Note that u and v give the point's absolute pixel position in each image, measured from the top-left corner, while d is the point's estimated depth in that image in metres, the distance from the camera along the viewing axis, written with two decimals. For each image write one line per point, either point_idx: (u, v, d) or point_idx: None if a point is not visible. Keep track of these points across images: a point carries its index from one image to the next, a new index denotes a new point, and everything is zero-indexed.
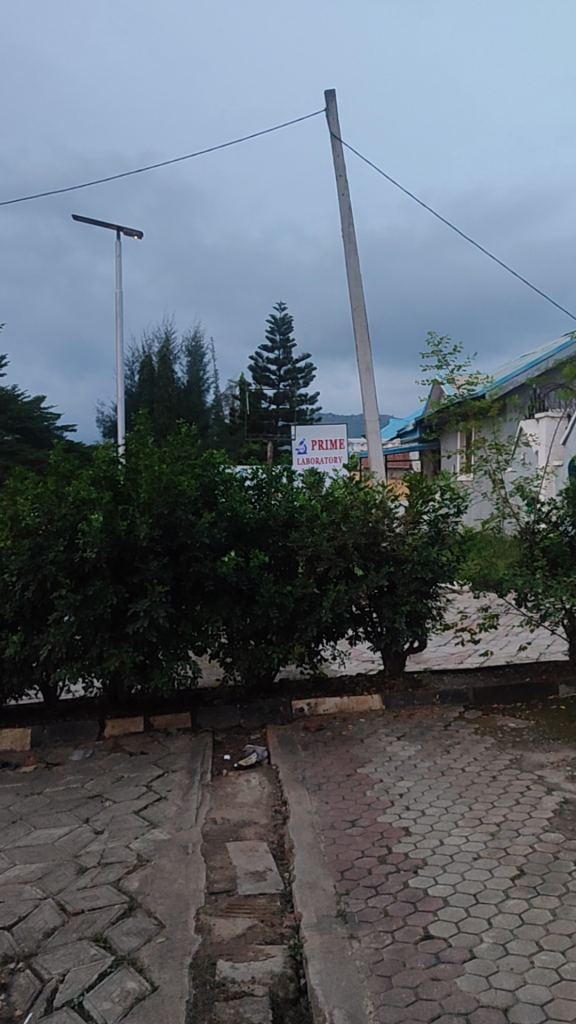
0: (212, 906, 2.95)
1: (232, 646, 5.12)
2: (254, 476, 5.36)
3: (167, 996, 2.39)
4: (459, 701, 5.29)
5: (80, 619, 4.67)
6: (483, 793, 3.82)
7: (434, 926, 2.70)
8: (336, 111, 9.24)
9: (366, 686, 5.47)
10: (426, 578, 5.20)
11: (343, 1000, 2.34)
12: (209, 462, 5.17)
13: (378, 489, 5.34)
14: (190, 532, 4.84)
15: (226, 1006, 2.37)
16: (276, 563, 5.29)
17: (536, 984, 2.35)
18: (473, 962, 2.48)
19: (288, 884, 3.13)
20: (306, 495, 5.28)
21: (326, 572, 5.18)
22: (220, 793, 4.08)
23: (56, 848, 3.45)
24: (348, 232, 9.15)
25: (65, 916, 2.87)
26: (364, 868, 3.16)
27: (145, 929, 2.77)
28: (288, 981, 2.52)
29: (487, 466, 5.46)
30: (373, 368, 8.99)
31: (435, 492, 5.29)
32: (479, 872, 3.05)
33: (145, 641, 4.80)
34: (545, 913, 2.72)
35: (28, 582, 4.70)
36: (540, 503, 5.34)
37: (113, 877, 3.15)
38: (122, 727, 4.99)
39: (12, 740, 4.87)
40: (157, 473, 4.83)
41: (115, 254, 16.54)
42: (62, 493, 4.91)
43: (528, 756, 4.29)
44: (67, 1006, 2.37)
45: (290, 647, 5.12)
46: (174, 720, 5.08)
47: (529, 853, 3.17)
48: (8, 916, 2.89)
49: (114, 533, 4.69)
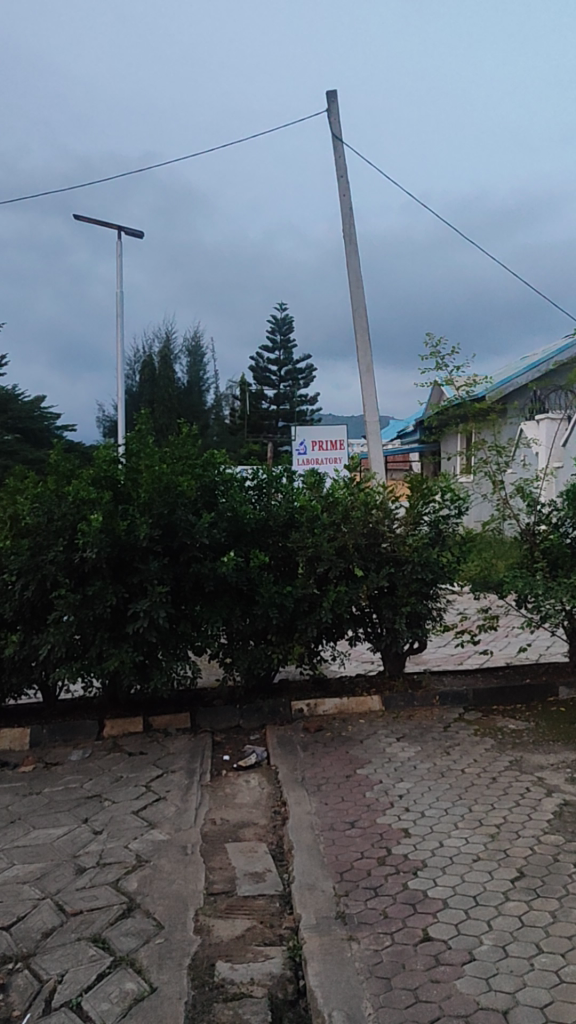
0: (211, 906, 2.95)
1: (232, 646, 5.12)
2: (255, 477, 5.35)
3: (166, 996, 2.39)
4: (459, 702, 5.29)
5: (79, 619, 4.66)
6: (482, 794, 3.82)
7: (433, 928, 2.70)
8: (338, 111, 9.24)
9: (366, 687, 5.48)
10: (426, 579, 5.19)
11: (343, 1002, 2.34)
12: (210, 462, 5.16)
13: (378, 489, 5.35)
14: (190, 533, 4.83)
15: (225, 1006, 2.36)
16: (276, 564, 5.28)
17: (536, 986, 2.34)
18: (473, 964, 2.47)
19: (287, 884, 3.13)
20: (306, 495, 5.28)
21: (326, 573, 5.16)
22: (219, 793, 4.08)
23: (55, 848, 3.44)
24: (349, 233, 9.15)
25: (64, 916, 2.86)
26: (364, 869, 3.15)
27: (144, 929, 2.77)
28: (287, 981, 2.51)
29: (487, 467, 5.42)
30: (374, 368, 8.98)
31: (436, 493, 5.30)
32: (479, 874, 3.04)
33: (145, 642, 4.80)
34: (545, 915, 2.72)
35: (28, 582, 4.70)
36: (540, 503, 5.35)
37: (112, 877, 3.14)
38: (122, 727, 4.98)
39: (11, 740, 4.86)
40: (157, 473, 4.82)
41: (115, 253, 16.52)
42: (62, 493, 4.86)
43: (528, 757, 4.29)
44: (66, 1007, 2.36)
45: (290, 647, 5.11)
46: (174, 719, 5.08)
47: (528, 855, 3.17)
48: (7, 916, 2.88)
49: (114, 532, 4.68)
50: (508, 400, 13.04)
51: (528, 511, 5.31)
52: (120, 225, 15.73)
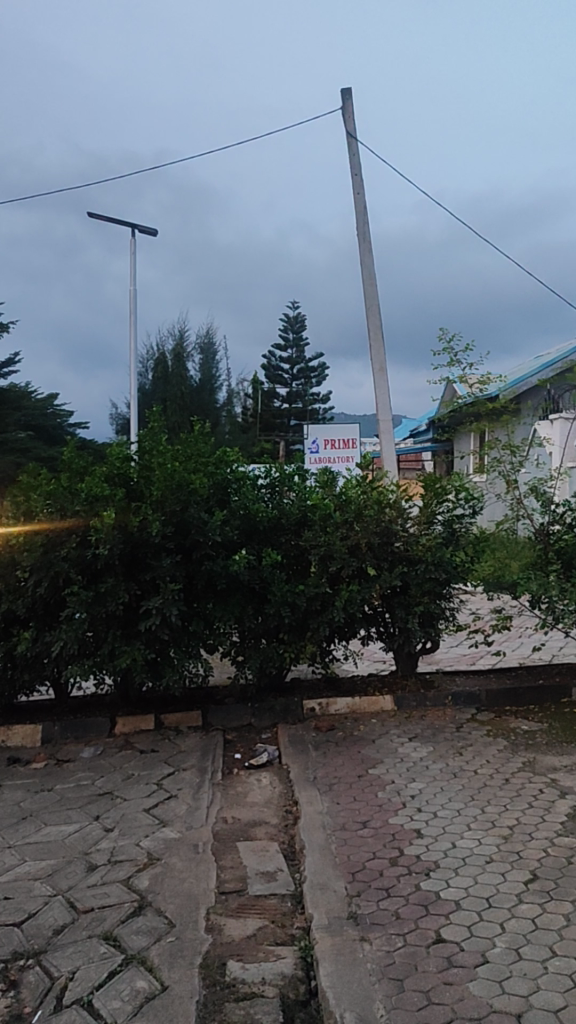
0: (222, 906, 2.93)
1: (244, 645, 5.12)
2: (267, 476, 5.31)
3: (177, 996, 2.37)
4: (471, 702, 5.25)
5: (92, 616, 4.69)
6: (495, 795, 3.79)
7: (446, 929, 2.68)
8: (353, 110, 9.21)
9: (377, 687, 5.45)
10: (439, 579, 5.16)
11: (354, 1002, 2.32)
12: (222, 461, 5.13)
13: (391, 489, 5.33)
14: (202, 532, 4.82)
15: (236, 1006, 2.35)
16: (288, 563, 5.26)
17: (550, 990, 2.31)
18: (485, 967, 2.44)
19: (299, 884, 3.11)
20: (319, 495, 5.25)
21: (338, 572, 5.14)
22: (231, 793, 4.06)
23: (66, 846, 3.44)
24: (363, 232, 9.11)
25: (75, 914, 2.86)
26: (376, 869, 3.14)
27: (155, 929, 2.75)
28: (299, 981, 2.50)
29: (500, 466, 5.32)
30: (387, 368, 8.95)
31: (450, 492, 5.29)
32: (492, 876, 3.01)
33: (157, 640, 4.80)
34: (559, 919, 2.68)
35: (41, 579, 4.71)
36: (554, 503, 5.33)
37: (123, 876, 3.13)
38: (133, 726, 4.98)
39: (23, 738, 4.87)
40: (169, 471, 4.81)
41: (129, 252, 16.55)
42: (75, 490, 4.85)
43: (542, 758, 4.25)
44: (77, 1006, 2.35)
45: (302, 647, 5.09)
46: (185, 719, 5.06)
47: (542, 857, 3.14)
48: (17, 914, 2.88)
49: (127, 530, 4.70)
50: (522, 399, 12.96)
51: (542, 512, 5.28)
52: (133, 225, 15.79)
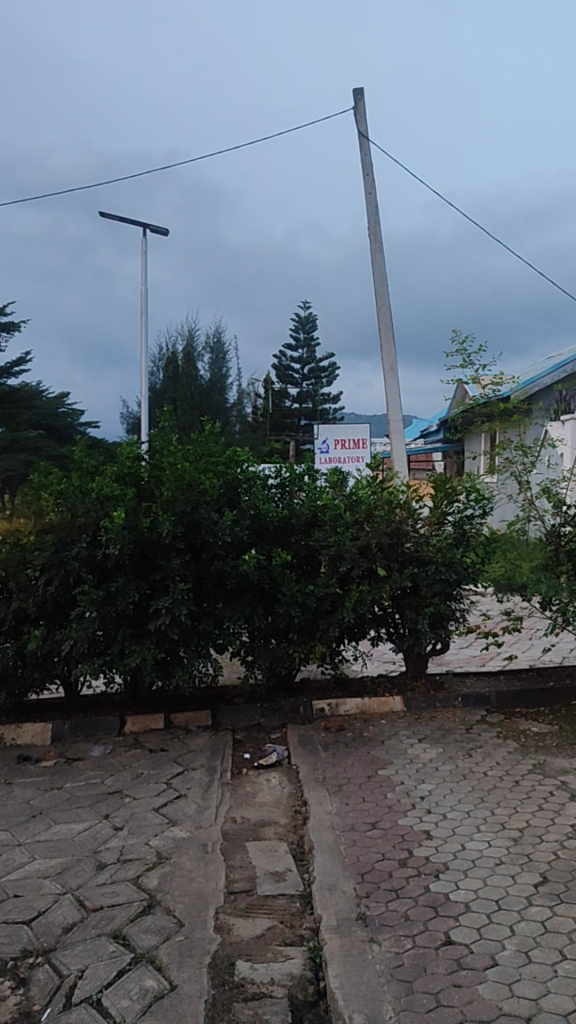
0: (231, 906, 2.93)
1: (253, 645, 5.10)
2: (278, 476, 5.28)
3: (186, 996, 2.37)
4: (482, 704, 5.23)
5: (102, 615, 4.69)
6: (505, 796, 3.78)
7: (455, 930, 2.67)
8: (365, 110, 9.19)
9: (387, 687, 5.44)
10: (450, 579, 5.15)
11: (364, 1003, 2.32)
12: (232, 461, 5.11)
13: (402, 489, 5.33)
14: (212, 532, 4.80)
15: (245, 1006, 2.36)
16: (298, 563, 5.24)
17: (560, 993, 2.30)
18: (495, 970, 2.43)
19: (308, 884, 3.11)
20: (329, 495, 5.23)
21: (348, 573, 5.13)
22: (239, 793, 4.06)
23: (76, 844, 3.45)
24: (374, 232, 9.10)
25: (84, 914, 2.86)
26: (385, 870, 3.13)
27: (164, 929, 2.75)
28: (308, 981, 2.50)
29: (512, 467, 5.29)
30: (398, 368, 8.92)
31: (460, 492, 5.25)
32: (501, 877, 3.01)
33: (166, 640, 4.83)
34: (568, 921, 2.67)
35: (52, 577, 4.73)
36: (566, 503, 5.26)
37: (131, 876, 3.14)
38: (142, 724, 4.99)
39: (33, 734, 4.90)
40: (179, 472, 4.84)
41: (141, 252, 16.63)
42: (86, 489, 4.87)
43: (553, 760, 4.24)
44: (85, 1005, 2.35)
45: (311, 647, 5.10)
46: (194, 719, 5.07)
47: (551, 860, 3.12)
48: (27, 912, 2.89)
49: (137, 530, 4.72)
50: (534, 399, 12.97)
51: (554, 512, 5.21)
52: (145, 225, 15.85)
